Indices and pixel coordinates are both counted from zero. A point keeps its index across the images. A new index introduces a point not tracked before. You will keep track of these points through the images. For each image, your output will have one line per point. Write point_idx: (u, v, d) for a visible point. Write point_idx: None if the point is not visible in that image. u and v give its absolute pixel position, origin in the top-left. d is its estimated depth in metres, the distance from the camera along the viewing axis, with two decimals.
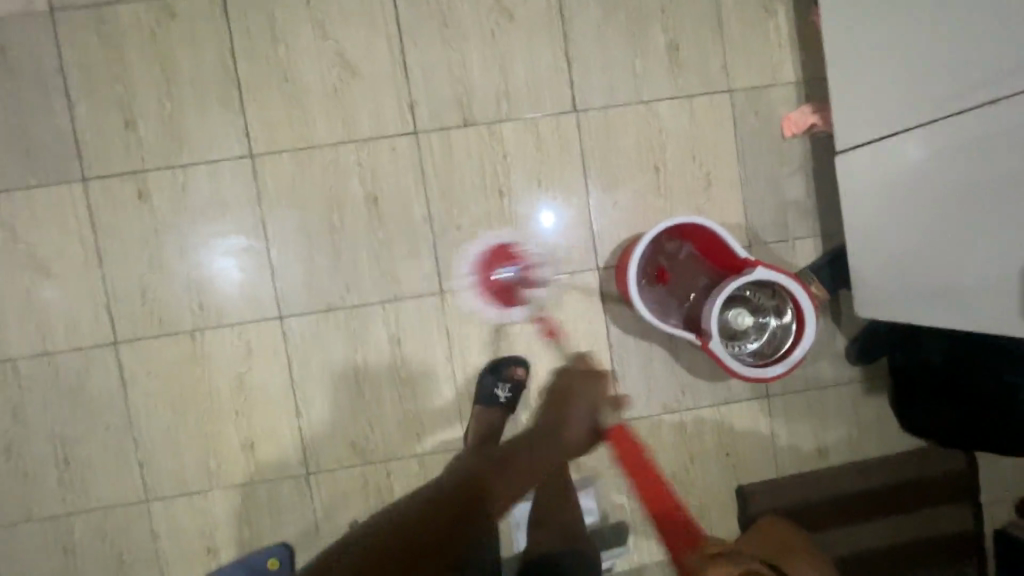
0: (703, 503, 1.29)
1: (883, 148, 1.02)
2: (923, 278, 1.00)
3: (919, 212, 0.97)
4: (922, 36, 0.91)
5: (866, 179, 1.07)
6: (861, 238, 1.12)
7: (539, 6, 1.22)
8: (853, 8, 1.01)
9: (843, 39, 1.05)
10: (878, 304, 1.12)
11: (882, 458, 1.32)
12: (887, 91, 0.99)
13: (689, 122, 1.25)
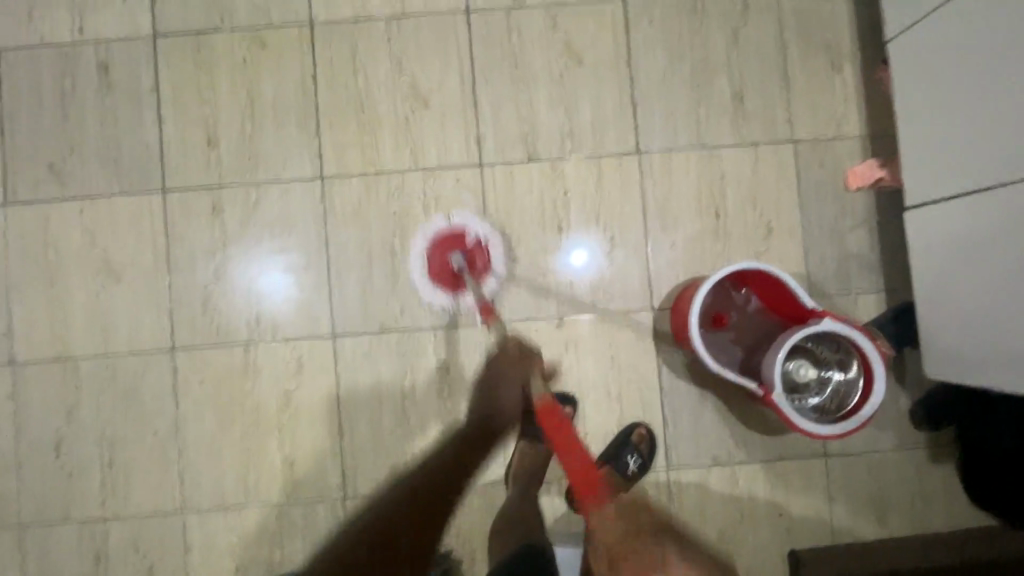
0: (752, 564, 1.22)
1: (959, 206, 1.00)
2: (1004, 341, 0.95)
3: (994, 266, 0.94)
4: (996, 96, 0.90)
5: (938, 237, 1.05)
6: (935, 293, 1.08)
7: (608, 51, 1.27)
8: (927, 66, 1.02)
9: (912, 99, 1.07)
10: (953, 364, 1.07)
11: (947, 532, 1.23)
12: (961, 148, 0.98)
13: (752, 170, 1.25)
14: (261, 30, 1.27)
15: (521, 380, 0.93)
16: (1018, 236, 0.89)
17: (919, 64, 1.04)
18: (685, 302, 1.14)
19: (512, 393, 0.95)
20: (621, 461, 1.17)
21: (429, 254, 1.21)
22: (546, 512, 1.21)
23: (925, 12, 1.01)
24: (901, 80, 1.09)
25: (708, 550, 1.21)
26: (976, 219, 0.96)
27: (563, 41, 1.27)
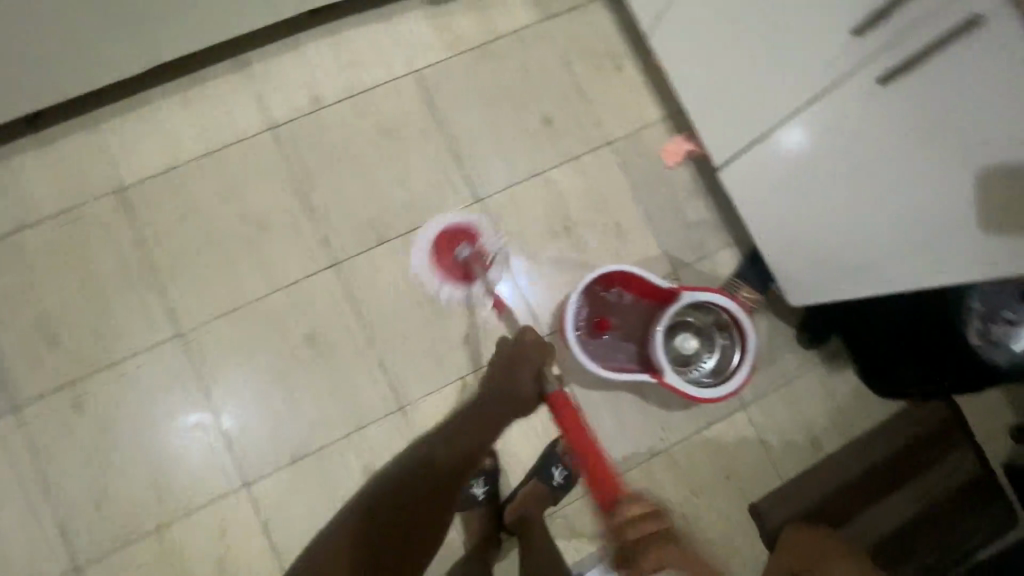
0: (722, 532, 1.26)
1: (767, 152, 1.07)
2: (862, 252, 1.01)
3: (791, 181, 1.05)
4: (761, 47, 0.99)
5: (755, 187, 1.12)
6: (774, 235, 1.15)
7: (419, 120, 1.33)
8: (686, 43, 1.14)
9: (673, 68, 1.19)
10: (816, 291, 1.13)
11: (872, 430, 1.33)
12: (747, 101, 1.06)
13: (585, 181, 1.34)
14: (72, 211, 1.24)
15: (536, 369, 0.91)
16: (800, 147, 1.00)
17: (679, 45, 1.15)
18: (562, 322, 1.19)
19: (528, 383, 0.91)
20: (547, 473, 1.19)
21: (433, 252, 1.29)
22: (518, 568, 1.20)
23: None
24: (661, 55, 1.22)
25: None
26: (780, 155, 1.05)
27: (375, 124, 1.32)
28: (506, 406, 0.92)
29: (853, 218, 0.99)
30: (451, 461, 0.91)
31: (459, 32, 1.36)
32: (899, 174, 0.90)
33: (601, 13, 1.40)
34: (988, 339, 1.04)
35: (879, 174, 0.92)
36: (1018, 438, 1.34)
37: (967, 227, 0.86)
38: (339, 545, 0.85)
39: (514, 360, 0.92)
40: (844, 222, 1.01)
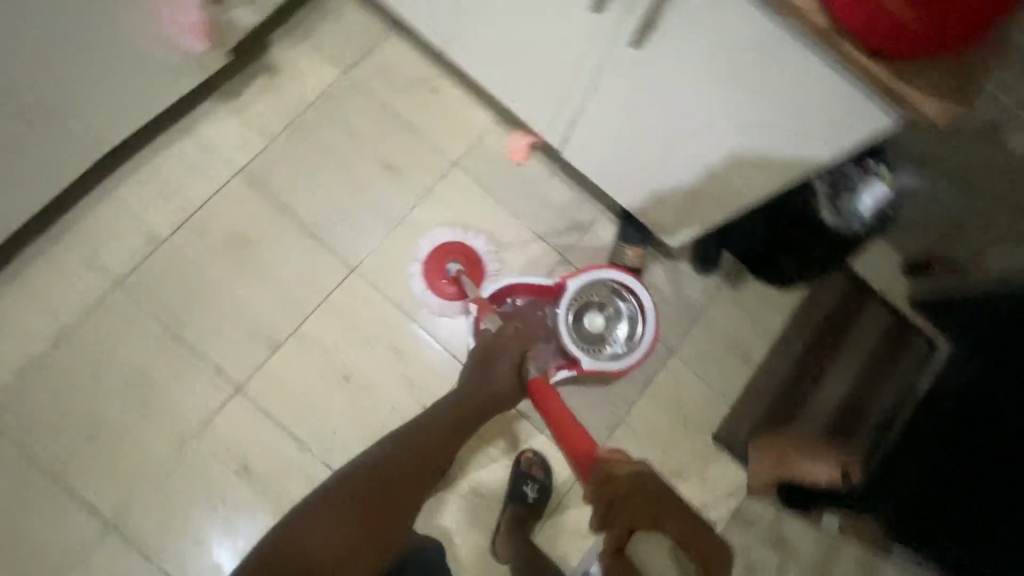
0: (698, 471, 1.33)
1: (583, 121, 1.11)
2: (690, 184, 1.05)
3: (623, 137, 1.07)
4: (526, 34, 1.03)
5: (595, 152, 1.17)
6: (630, 189, 1.19)
7: (263, 215, 1.29)
8: (476, 46, 1.16)
9: (478, 67, 1.20)
10: (685, 225, 1.18)
11: (788, 322, 1.42)
12: (545, 84, 1.11)
13: (447, 208, 1.35)
14: None
15: (513, 360, 1.08)
16: (613, 103, 1.01)
17: (472, 51, 1.18)
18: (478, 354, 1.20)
19: (504, 374, 1.07)
20: (518, 492, 1.21)
21: (430, 267, 1.30)
22: None
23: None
24: (461, 61, 1.22)
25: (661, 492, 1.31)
26: (592, 120, 1.09)
27: (220, 236, 1.27)
28: (487, 398, 1.05)
29: (691, 159, 1.00)
30: (435, 448, 0.99)
31: (268, 116, 1.33)
32: (712, 110, 0.89)
33: (397, 46, 1.40)
34: (837, 212, 1.15)
35: (694, 114, 0.92)
36: (908, 274, 1.46)
37: (793, 137, 0.85)
38: (320, 512, 0.86)
39: (498, 350, 1.09)
40: (684, 163, 1.02)
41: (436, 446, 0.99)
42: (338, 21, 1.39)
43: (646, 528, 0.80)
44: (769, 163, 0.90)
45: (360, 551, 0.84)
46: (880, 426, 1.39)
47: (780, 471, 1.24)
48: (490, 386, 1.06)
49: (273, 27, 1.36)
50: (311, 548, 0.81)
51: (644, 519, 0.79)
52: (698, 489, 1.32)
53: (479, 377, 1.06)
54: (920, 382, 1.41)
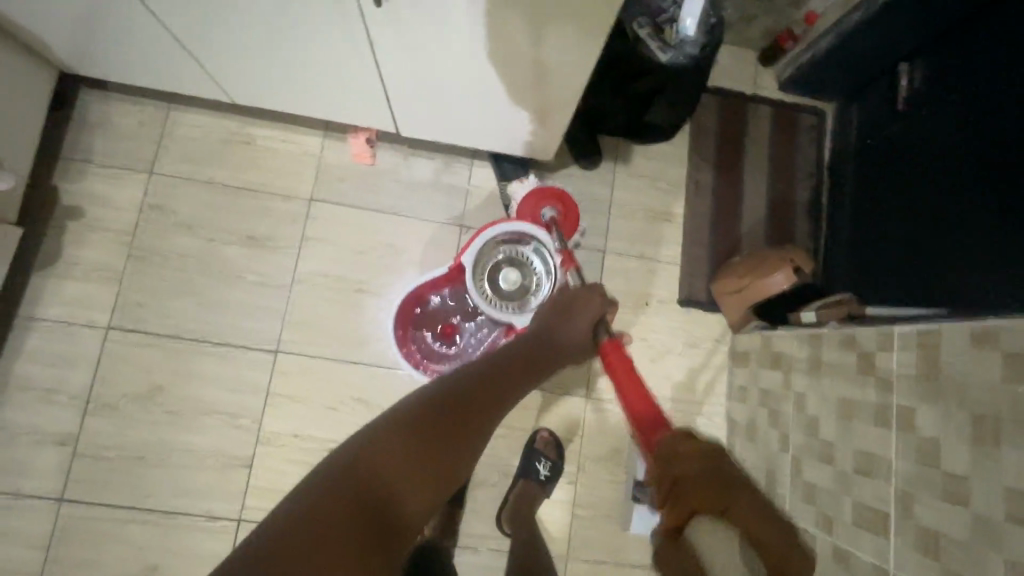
0: (684, 338, 1.36)
1: (397, 94, 1.07)
2: (523, 102, 1.03)
3: (446, 96, 1.05)
4: (288, 48, 0.96)
5: (430, 113, 1.13)
6: (482, 128, 1.16)
7: (159, 353, 1.20)
8: (255, 76, 1.07)
9: (280, 95, 1.14)
10: (547, 137, 1.16)
11: (690, 165, 1.43)
12: (340, 81, 1.05)
13: (330, 243, 1.28)
14: None
15: (596, 315, 0.92)
16: (408, 69, 0.97)
17: (255, 81, 1.09)
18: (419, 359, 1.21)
19: (581, 327, 0.91)
20: (531, 469, 1.22)
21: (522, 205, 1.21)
22: (602, 524, 1.26)
23: (186, 51, 1.02)
24: (259, 98, 1.16)
25: (664, 375, 1.33)
26: (404, 90, 1.05)
27: (131, 398, 1.18)
28: (560, 353, 0.90)
29: (514, 88, 0.98)
30: (506, 389, 0.78)
31: (102, 258, 1.21)
32: (501, 48, 0.86)
33: (186, 118, 1.28)
34: (670, 46, 1.13)
35: (490, 55, 0.89)
36: (766, 64, 1.49)
37: (583, 43, 0.82)
38: (388, 432, 0.62)
39: (576, 303, 0.93)
40: (511, 94, 1.00)
41: (505, 389, 0.78)
42: (111, 127, 1.26)
43: (710, 520, 0.69)
44: (571, 61, 0.88)
45: (432, 484, 0.61)
46: (812, 208, 1.44)
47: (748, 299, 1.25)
48: (560, 341, 0.90)
49: (49, 172, 1.22)
50: (382, 475, 0.58)
51: (707, 508, 0.68)
52: (693, 353, 1.35)
53: (553, 332, 0.91)
54: (824, 150, 1.47)
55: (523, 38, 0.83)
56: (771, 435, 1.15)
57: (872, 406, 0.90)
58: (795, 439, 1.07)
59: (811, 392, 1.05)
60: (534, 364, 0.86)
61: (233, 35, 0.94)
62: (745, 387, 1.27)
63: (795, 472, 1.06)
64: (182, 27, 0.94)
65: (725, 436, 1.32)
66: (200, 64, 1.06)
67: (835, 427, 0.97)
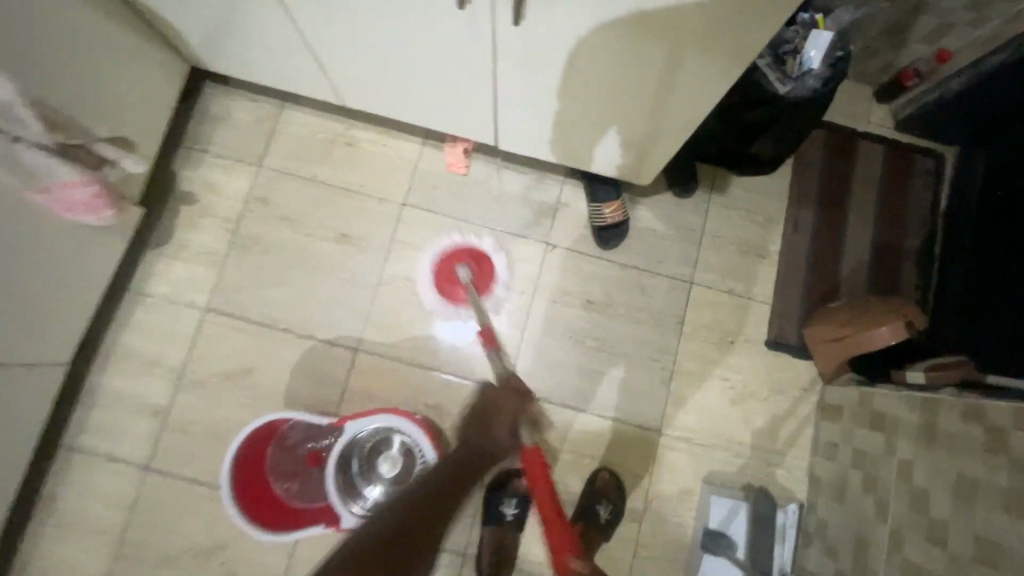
0: (769, 383, 1.28)
1: (506, 110, 1.07)
2: (632, 126, 1.01)
3: (553, 115, 1.04)
4: (412, 57, 0.98)
5: (534, 132, 1.13)
6: (583, 150, 1.15)
7: (247, 338, 1.24)
8: (372, 81, 1.11)
9: (390, 100, 1.16)
10: (648, 163, 1.13)
11: (790, 201, 1.36)
12: (454, 91, 1.06)
13: (416, 248, 1.29)
14: None
15: (513, 417, 0.87)
16: (525, 86, 0.97)
17: (371, 86, 1.13)
18: (256, 478, 1.07)
19: (502, 435, 0.86)
20: (590, 511, 1.18)
21: (437, 266, 1.25)
22: (664, 567, 1.20)
23: (314, 54, 1.07)
24: (369, 101, 1.19)
25: (743, 419, 1.26)
26: (514, 106, 1.05)
27: (217, 378, 1.23)
28: (489, 461, 0.85)
29: (632, 110, 0.96)
30: (433, 519, 0.72)
31: (207, 242, 1.27)
32: (631, 68, 0.84)
33: (296, 117, 1.33)
34: (790, 78, 1.07)
35: (616, 75, 0.87)
36: (884, 100, 1.40)
37: (712, 68, 0.79)
38: None
39: (492, 410, 0.88)
40: (626, 116, 0.98)
41: (421, 512, 0.72)
42: (229, 120, 1.33)
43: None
44: (695, 89, 0.85)
45: None
46: (922, 258, 1.34)
47: (848, 350, 1.17)
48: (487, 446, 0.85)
49: (170, 158, 1.30)
50: None
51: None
52: (777, 400, 1.27)
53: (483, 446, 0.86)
54: (941, 198, 1.37)
55: (656, 61, 0.81)
56: (866, 501, 1.06)
57: (1001, 488, 0.80)
58: (895, 510, 0.98)
59: (921, 460, 0.96)
60: (459, 473, 0.80)
61: (363, 39, 0.97)
62: (835, 444, 1.19)
63: (892, 546, 0.97)
64: (318, 32, 0.99)
65: (806, 492, 1.23)
66: (323, 67, 1.11)
67: (948, 504, 0.88)
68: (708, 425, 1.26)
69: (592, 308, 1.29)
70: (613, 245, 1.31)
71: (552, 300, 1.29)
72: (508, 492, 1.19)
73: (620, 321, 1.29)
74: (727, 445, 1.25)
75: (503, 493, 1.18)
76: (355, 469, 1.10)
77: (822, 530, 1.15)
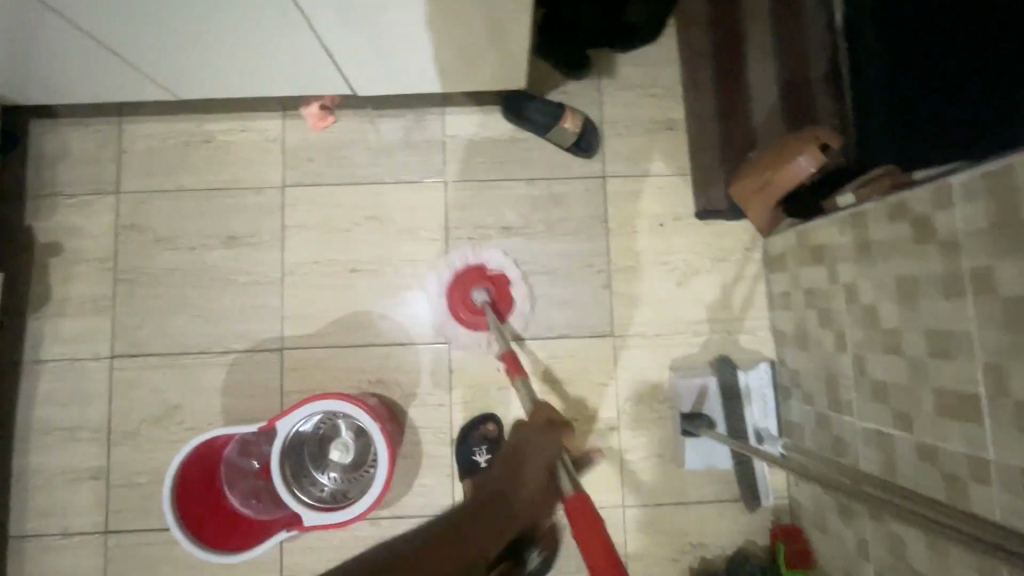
0: (710, 254, 1.23)
1: (345, 53, 0.97)
2: (475, 26, 0.91)
3: (392, 43, 0.94)
4: (213, 29, 0.87)
5: (385, 65, 1.03)
6: (443, 67, 1.05)
7: (165, 372, 1.16)
8: (192, 65, 0.99)
9: (225, 75, 1.04)
10: (514, 61, 1.03)
11: (684, 62, 1.27)
12: (280, 49, 0.95)
13: (310, 227, 1.20)
14: None
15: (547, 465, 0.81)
16: (345, 24, 0.87)
17: (195, 70, 1.01)
18: (201, 481, 0.98)
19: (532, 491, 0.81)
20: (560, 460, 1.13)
21: (453, 298, 1.19)
22: (654, 462, 1.17)
23: (118, 55, 0.95)
24: (206, 82, 1.06)
25: (693, 297, 1.21)
26: (349, 46, 0.95)
27: (148, 423, 1.15)
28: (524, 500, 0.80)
29: (466, 9, 0.85)
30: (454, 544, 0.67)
31: (90, 289, 1.17)
32: None
33: (140, 129, 1.21)
34: None
35: None
36: None
37: None
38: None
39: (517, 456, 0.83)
40: (463, 15, 0.87)
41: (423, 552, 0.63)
42: (68, 153, 1.20)
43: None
44: None
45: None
46: (832, 78, 1.25)
47: (773, 198, 1.11)
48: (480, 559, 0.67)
49: (20, 214, 1.18)
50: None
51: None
52: (722, 268, 1.22)
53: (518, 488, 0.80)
54: (833, 14, 1.27)
55: None
56: (826, 337, 1.02)
57: (938, 277, 0.75)
58: (852, 336, 0.94)
59: (864, 277, 0.91)
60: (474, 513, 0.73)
61: (150, 25, 0.85)
62: (787, 292, 1.14)
63: (857, 372, 0.94)
64: (104, 30, 0.87)
65: (773, 349, 1.20)
66: (137, 66, 0.99)
67: (897, 312, 0.84)
68: (660, 315, 1.21)
69: (511, 233, 1.21)
70: (513, 161, 1.22)
71: (469, 238, 1.21)
72: (477, 440, 1.15)
73: (544, 239, 1.21)
74: (684, 327, 1.20)
75: (472, 441, 1.15)
76: (307, 462, 1.03)
77: (796, 381, 1.12)
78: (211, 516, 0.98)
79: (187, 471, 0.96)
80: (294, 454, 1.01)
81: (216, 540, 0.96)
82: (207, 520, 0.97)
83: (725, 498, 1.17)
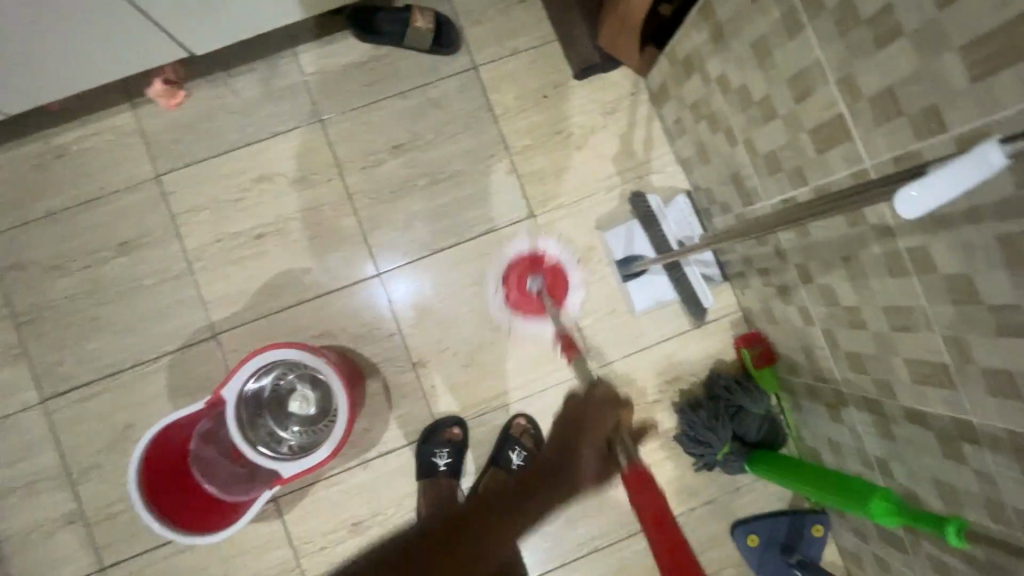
0: (599, 110, 1.23)
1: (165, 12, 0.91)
2: None
3: None
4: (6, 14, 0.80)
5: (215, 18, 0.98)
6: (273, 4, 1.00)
7: (105, 396, 1.11)
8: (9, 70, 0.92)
9: (44, 67, 0.95)
10: None
11: None
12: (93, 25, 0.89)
13: (200, 208, 1.15)
14: None
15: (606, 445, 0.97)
16: None
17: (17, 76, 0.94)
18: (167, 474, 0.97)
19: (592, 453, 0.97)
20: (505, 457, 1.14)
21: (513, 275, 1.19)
22: (608, 320, 1.20)
23: None
24: (29, 84, 0.97)
25: (596, 155, 1.23)
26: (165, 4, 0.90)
27: (104, 451, 1.11)
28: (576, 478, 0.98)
29: None
30: None
31: None
32: None
33: None
34: None
35: None
36: None
37: None
38: None
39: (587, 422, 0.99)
40: None
41: None
42: None
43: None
44: None
45: None
46: None
47: (632, 34, 1.07)
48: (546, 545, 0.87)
49: None
50: None
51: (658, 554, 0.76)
52: (615, 119, 1.23)
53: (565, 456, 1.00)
54: None
55: None
56: (719, 140, 1.05)
57: (779, 22, 0.78)
58: (737, 124, 0.97)
59: (727, 62, 0.93)
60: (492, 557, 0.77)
61: None
62: (677, 117, 1.16)
63: (752, 156, 0.97)
64: None
65: (684, 179, 1.23)
66: None
67: (761, 78, 0.86)
68: (571, 182, 1.22)
69: (403, 150, 1.19)
70: (382, 80, 1.20)
71: (364, 168, 1.18)
72: (440, 440, 1.14)
73: (437, 146, 1.20)
74: (597, 185, 1.22)
75: (435, 443, 1.14)
76: (267, 425, 1.02)
77: (710, 197, 1.15)
78: (187, 504, 0.98)
79: (149, 467, 0.94)
80: (252, 420, 1.00)
81: (190, 520, 0.97)
82: (185, 508, 0.97)
83: (683, 330, 1.21)
